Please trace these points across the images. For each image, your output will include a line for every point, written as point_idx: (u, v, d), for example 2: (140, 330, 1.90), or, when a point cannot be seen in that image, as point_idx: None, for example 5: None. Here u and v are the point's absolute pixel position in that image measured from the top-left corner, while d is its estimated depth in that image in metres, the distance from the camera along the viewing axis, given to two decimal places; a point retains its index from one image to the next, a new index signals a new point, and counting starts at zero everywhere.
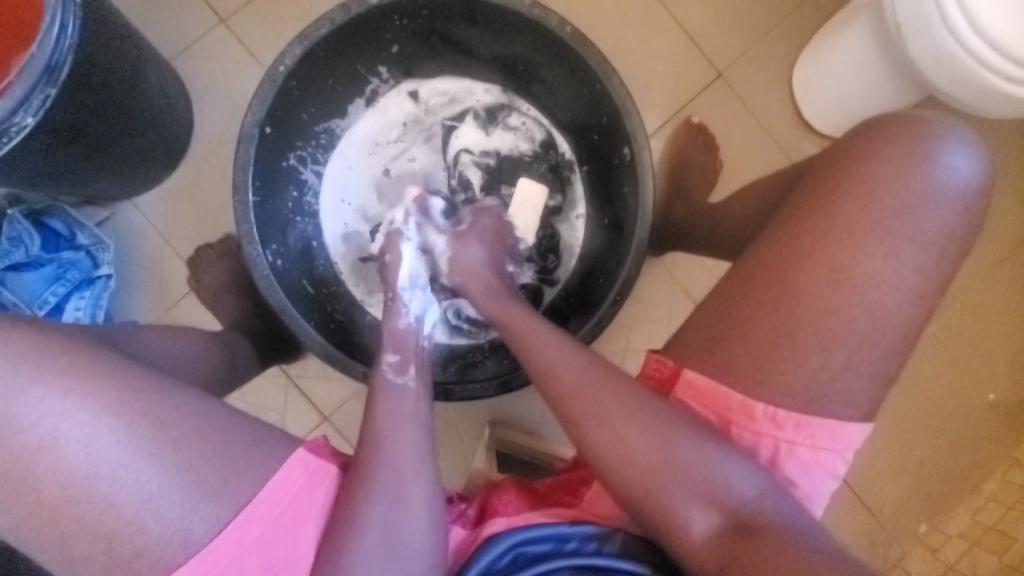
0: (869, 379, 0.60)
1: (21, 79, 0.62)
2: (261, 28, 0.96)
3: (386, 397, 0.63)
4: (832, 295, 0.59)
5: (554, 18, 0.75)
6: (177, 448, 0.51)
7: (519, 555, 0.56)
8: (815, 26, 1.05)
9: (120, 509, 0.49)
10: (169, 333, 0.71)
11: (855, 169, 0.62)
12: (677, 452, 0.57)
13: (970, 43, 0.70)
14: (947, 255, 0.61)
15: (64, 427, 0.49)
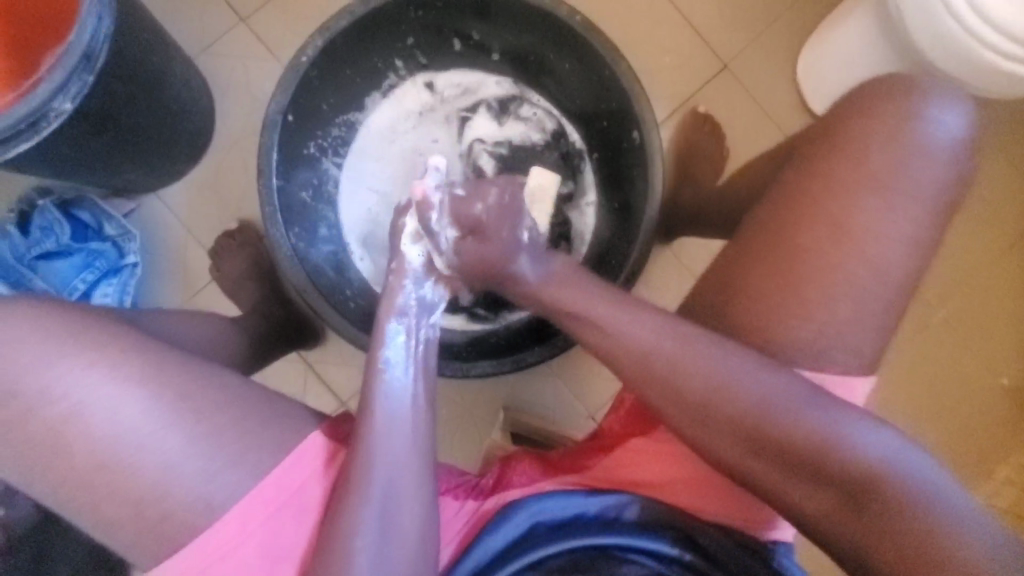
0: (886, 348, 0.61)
1: (59, 65, 0.65)
2: (280, 26, 1.00)
3: (385, 410, 0.56)
4: (861, 274, 0.60)
5: (563, 7, 0.78)
6: (197, 419, 0.53)
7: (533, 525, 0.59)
8: (817, 17, 1.07)
9: (156, 466, 0.51)
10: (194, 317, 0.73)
11: (846, 133, 0.63)
12: (761, 417, 0.55)
13: (970, 22, 0.71)
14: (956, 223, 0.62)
15: (92, 397, 0.51)
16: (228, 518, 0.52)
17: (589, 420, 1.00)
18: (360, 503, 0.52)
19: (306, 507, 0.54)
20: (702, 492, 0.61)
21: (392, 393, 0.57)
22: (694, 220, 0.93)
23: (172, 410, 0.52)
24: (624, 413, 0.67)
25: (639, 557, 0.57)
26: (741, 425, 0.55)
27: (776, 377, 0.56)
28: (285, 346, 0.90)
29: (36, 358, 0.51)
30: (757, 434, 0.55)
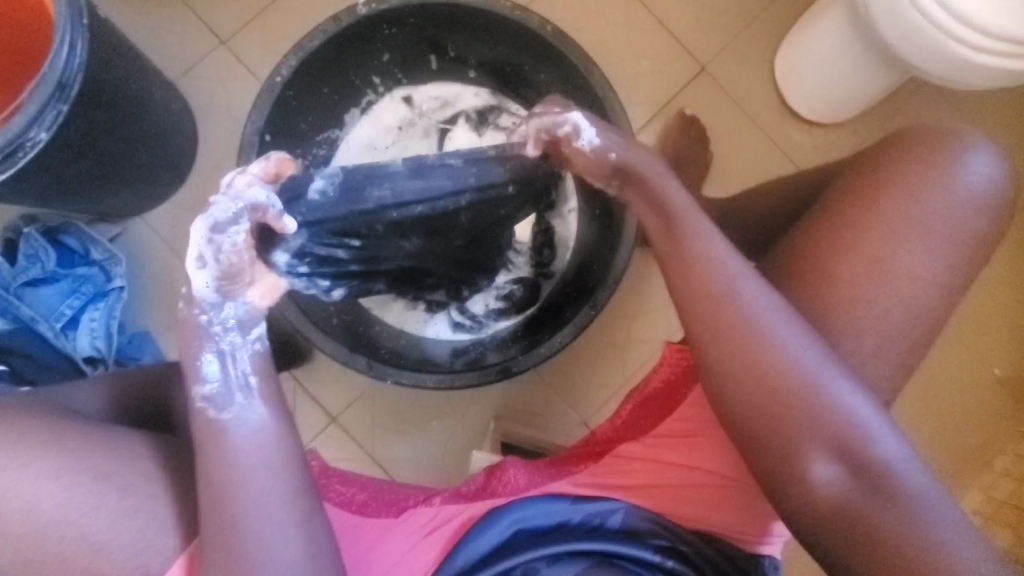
0: (876, 348, 0.59)
1: (34, 96, 0.66)
2: (260, 48, 1.01)
3: (230, 443, 0.51)
4: (839, 270, 0.60)
5: (535, 18, 0.79)
6: (121, 494, 0.53)
7: (520, 532, 0.59)
8: (792, 18, 1.08)
9: (111, 518, 0.52)
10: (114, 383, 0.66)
11: (890, 169, 0.62)
12: (810, 397, 0.53)
13: (939, 18, 0.71)
14: (942, 219, 0.60)
15: (31, 461, 0.51)
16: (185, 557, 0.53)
17: (581, 427, 1.00)
18: (245, 530, 0.49)
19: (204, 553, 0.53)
20: (697, 503, 0.60)
21: (232, 426, 0.52)
22: None
23: (109, 478, 0.53)
24: (621, 423, 0.67)
25: (626, 563, 0.57)
26: (762, 404, 0.54)
27: (828, 361, 0.54)
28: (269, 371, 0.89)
29: None
30: (777, 418, 0.53)
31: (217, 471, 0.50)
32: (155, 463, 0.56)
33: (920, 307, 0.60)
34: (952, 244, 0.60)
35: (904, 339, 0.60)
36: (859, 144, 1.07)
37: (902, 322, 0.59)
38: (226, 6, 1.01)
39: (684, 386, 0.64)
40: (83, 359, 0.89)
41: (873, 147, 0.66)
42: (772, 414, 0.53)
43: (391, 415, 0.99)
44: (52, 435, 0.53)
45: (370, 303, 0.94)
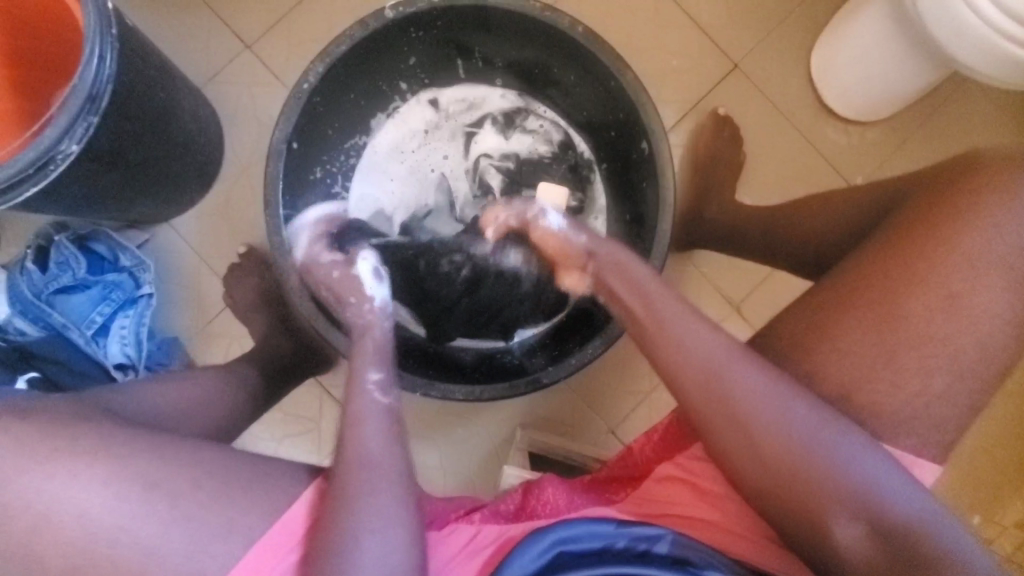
0: (924, 369, 0.57)
1: (65, 110, 0.65)
2: (285, 51, 1.00)
3: (363, 412, 0.58)
4: (883, 285, 0.59)
5: (566, 19, 0.77)
6: (169, 500, 0.51)
7: (563, 553, 0.55)
8: (828, 12, 1.04)
9: (156, 530, 0.50)
10: (168, 386, 0.68)
11: (951, 190, 0.61)
12: (801, 464, 0.54)
13: (994, 20, 0.68)
14: (995, 232, 0.58)
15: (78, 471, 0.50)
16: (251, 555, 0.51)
17: (609, 435, 0.99)
18: (359, 493, 0.52)
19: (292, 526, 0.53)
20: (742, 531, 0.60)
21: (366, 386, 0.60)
22: (761, 249, 0.85)
23: (159, 481, 0.51)
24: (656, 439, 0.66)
25: None
26: (771, 465, 0.55)
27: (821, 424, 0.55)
28: (293, 380, 0.86)
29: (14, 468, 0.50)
30: (781, 477, 0.55)
31: (350, 435, 0.56)
32: (201, 466, 0.53)
33: (974, 324, 0.57)
34: (1007, 258, 0.58)
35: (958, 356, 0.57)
36: (900, 145, 1.03)
37: (953, 339, 0.57)
38: (250, 8, 1.00)
39: None
40: (114, 366, 0.89)
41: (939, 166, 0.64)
42: (781, 475, 0.55)
43: (419, 420, 0.98)
44: (101, 436, 0.53)
45: None
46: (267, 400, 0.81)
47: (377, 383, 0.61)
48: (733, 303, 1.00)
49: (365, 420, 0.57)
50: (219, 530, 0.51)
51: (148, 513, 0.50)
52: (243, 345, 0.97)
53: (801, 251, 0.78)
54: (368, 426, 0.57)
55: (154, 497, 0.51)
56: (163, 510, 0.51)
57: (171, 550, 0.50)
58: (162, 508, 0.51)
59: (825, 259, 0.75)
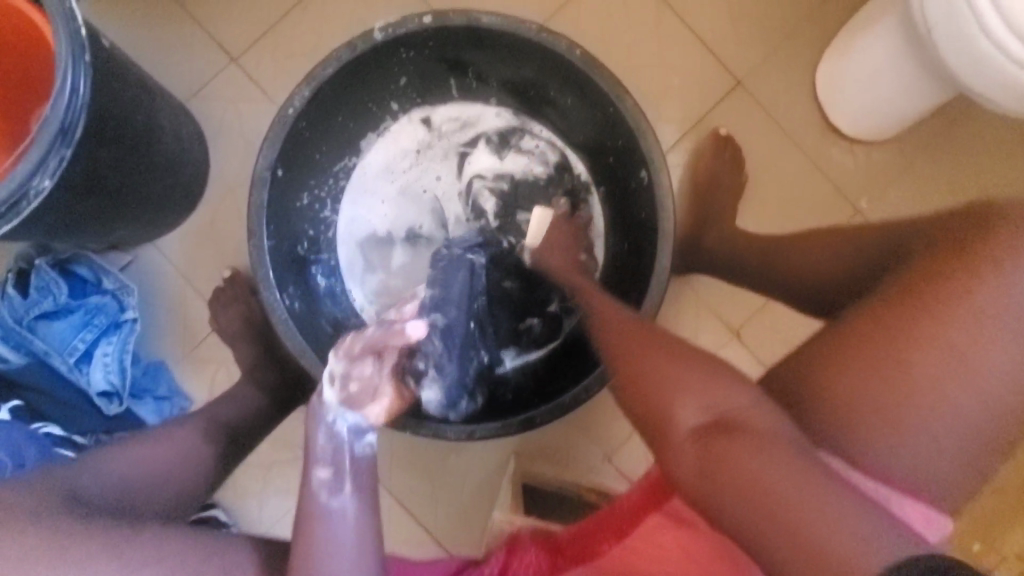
0: None
1: (36, 144, 0.62)
2: (272, 66, 0.96)
3: (328, 520, 0.55)
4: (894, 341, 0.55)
5: (563, 41, 0.73)
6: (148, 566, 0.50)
7: None
8: (836, 27, 1.00)
9: None
10: (143, 444, 0.67)
11: (959, 238, 0.57)
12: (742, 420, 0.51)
13: (1014, 52, 0.64)
14: None
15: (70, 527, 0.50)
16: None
17: (604, 463, 0.97)
18: None
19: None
20: None
21: (333, 437, 0.61)
22: (761, 280, 0.81)
23: None
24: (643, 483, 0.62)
25: None
26: (640, 361, 0.58)
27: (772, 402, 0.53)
28: (280, 415, 0.84)
29: None
30: (647, 369, 0.56)
31: (308, 549, 0.53)
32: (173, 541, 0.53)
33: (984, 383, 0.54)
34: None
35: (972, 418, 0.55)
36: (907, 167, 1.00)
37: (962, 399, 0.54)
38: (237, 20, 0.96)
39: None
40: (97, 393, 0.87)
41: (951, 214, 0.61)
42: (644, 367, 0.57)
43: (411, 447, 0.96)
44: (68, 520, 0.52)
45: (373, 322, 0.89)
46: (250, 439, 0.79)
47: (347, 494, 0.58)
48: (732, 328, 0.98)
49: (315, 538, 0.54)
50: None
51: None
52: (230, 370, 0.95)
53: (801, 286, 0.75)
54: (319, 546, 0.54)
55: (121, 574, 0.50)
56: None
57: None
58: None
59: (817, 295, 0.73)
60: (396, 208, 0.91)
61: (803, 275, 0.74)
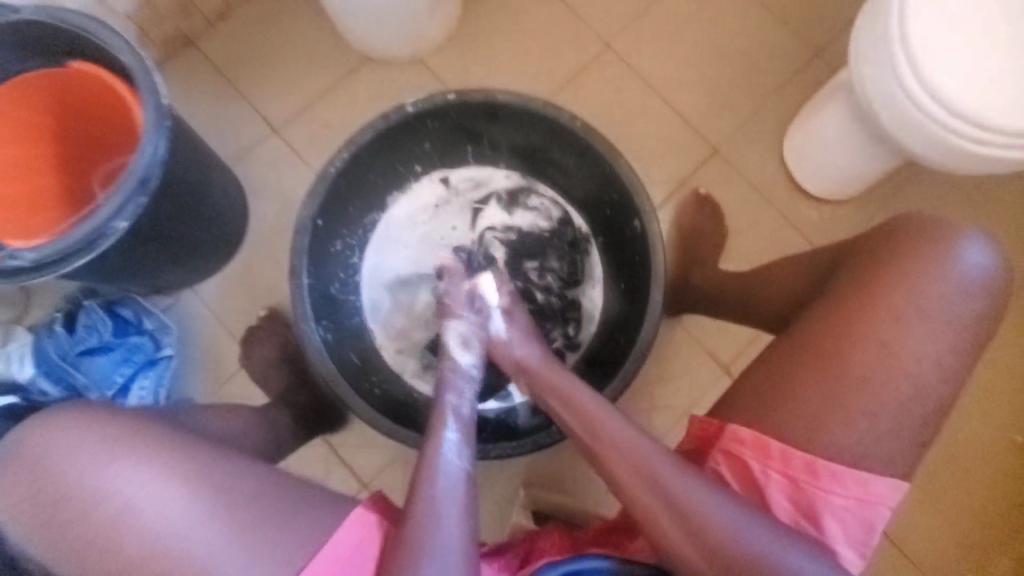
0: (894, 425, 0.63)
1: (118, 191, 0.73)
2: (309, 135, 1.10)
3: (441, 477, 0.62)
4: (858, 350, 0.64)
5: (564, 114, 0.88)
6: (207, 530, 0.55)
7: None
8: (796, 105, 1.17)
9: (203, 550, 0.54)
10: (220, 412, 0.80)
11: (888, 253, 0.68)
12: (716, 540, 0.58)
13: (936, 113, 0.79)
14: (952, 303, 0.65)
15: (145, 493, 0.55)
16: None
17: (608, 494, 1.02)
18: (421, 550, 0.55)
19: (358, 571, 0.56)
20: None
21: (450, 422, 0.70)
22: (741, 311, 0.92)
23: (212, 508, 0.56)
24: None
25: None
26: (676, 527, 0.59)
27: (744, 512, 0.59)
28: (315, 429, 0.95)
29: (102, 465, 0.56)
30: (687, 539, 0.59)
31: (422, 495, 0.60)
32: (261, 481, 0.59)
33: (933, 384, 0.64)
34: (961, 325, 0.65)
35: (925, 415, 0.64)
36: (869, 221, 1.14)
37: (915, 398, 0.63)
38: (280, 97, 1.11)
39: (710, 455, 0.67)
40: None
41: (873, 229, 0.72)
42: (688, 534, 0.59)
43: None
44: (179, 452, 0.58)
45: (387, 355, 0.98)
46: (295, 439, 0.91)
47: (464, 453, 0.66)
48: (721, 364, 1.08)
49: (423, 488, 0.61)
50: (274, 538, 0.55)
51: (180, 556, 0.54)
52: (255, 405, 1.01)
53: (770, 312, 0.85)
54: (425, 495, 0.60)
55: (221, 507, 0.56)
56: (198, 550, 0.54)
57: (235, 551, 0.54)
58: (215, 517, 0.55)
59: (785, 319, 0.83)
60: (416, 258, 1.02)
61: (768, 302, 0.85)
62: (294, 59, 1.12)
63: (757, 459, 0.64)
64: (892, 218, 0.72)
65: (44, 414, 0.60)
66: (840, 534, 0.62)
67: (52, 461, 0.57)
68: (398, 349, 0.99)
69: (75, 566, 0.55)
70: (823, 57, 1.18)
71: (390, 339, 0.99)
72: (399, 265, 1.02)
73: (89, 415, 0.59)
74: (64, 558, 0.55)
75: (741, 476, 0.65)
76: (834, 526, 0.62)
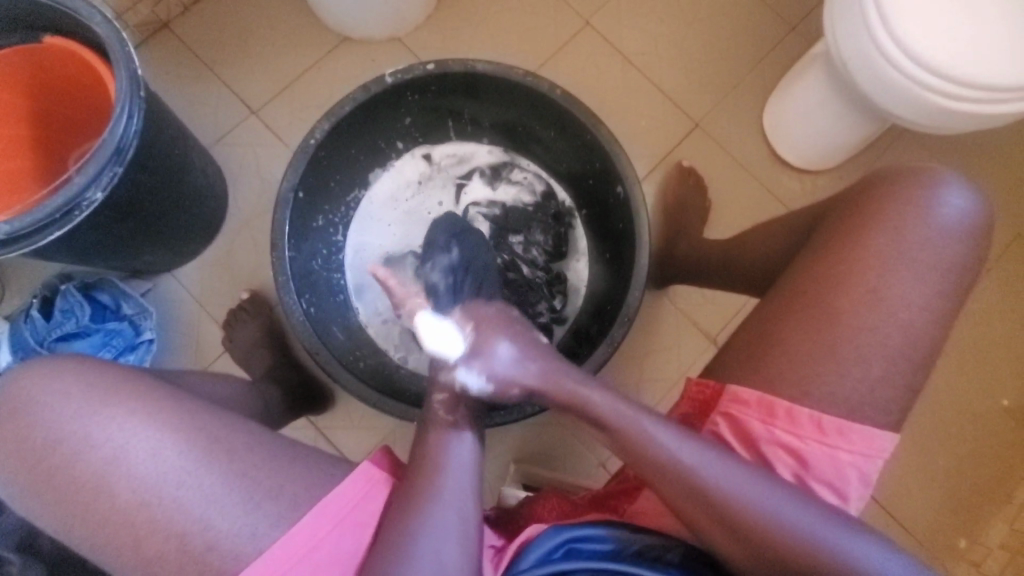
0: (883, 374, 0.63)
1: (93, 160, 0.72)
2: (288, 116, 1.09)
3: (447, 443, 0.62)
4: (842, 298, 0.64)
5: (545, 83, 0.87)
6: (195, 483, 0.54)
7: (572, 549, 0.57)
8: (775, 78, 1.18)
9: (201, 498, 0.54)
10: (209, 376, 0.78)
11: (869, 205, 0.68)
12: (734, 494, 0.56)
13: (912, 72, 0.80)
14: (934, 252, 0.65)
15: (135, 441, 0.54)
16: (298, 527, 0.54)
17: (600, 468, 1.01)
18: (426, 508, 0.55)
19: (361, 525, 0.57)
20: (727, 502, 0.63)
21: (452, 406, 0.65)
22: (725, 276, 0.92)
23: (204, 455, 0.55)
24: None
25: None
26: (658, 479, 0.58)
27: (769, 484, 0.57)
28: (304, 409, 0.95)
29: (90, 413, 0.55)
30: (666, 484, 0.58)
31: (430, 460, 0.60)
32: (254, 435, 0.58)
33: (918, 332, 0.64)
34: (944, 274, 0.65)
35: (912, 364, 0.64)
36: None
37: (901, 347, 0.63)
38: (257, 78, 1.10)
39: (709, 416, 0.66)
40: None
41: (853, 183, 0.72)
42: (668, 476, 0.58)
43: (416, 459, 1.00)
44: (173, 402, 0.57)
45: (372, 332, 0.98)
46: (285, 415, 0.91)
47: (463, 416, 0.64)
48: (709, 336, 1.08)
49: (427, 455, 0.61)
50: (271, 492, 0.55)
51: (162, 516, 0.53)
52: None
53: (752, 274, 0.86)
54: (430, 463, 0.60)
55: (216, 457, 0.55)
56: (186, 507, 0.53)
57: (231, 500, 0.54)
58: (210, 464, 0.55)
59: (772, 274, 0.82)
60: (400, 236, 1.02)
61: (750, 264, 0.86)
62: (271, 41, 1.11)
63: (758, 415, 0.63)
64: (873, 173, 0.72)
65: (30, 364, 0.58)
66: (843, 488, 0.62)
67: (39, 409, 0.55)
68: (388, 329, 0.98)
69: (63, 513, 0.54)
70: (800, 31, 1.19)
71: (375, 317, 0.98)
72: (383, 242, 1.01)
73: (73, 362, 0.58)
74: (54, 506, 0.54)
75: (741, 437, 0.64)
76: (838, 481, 0.62)
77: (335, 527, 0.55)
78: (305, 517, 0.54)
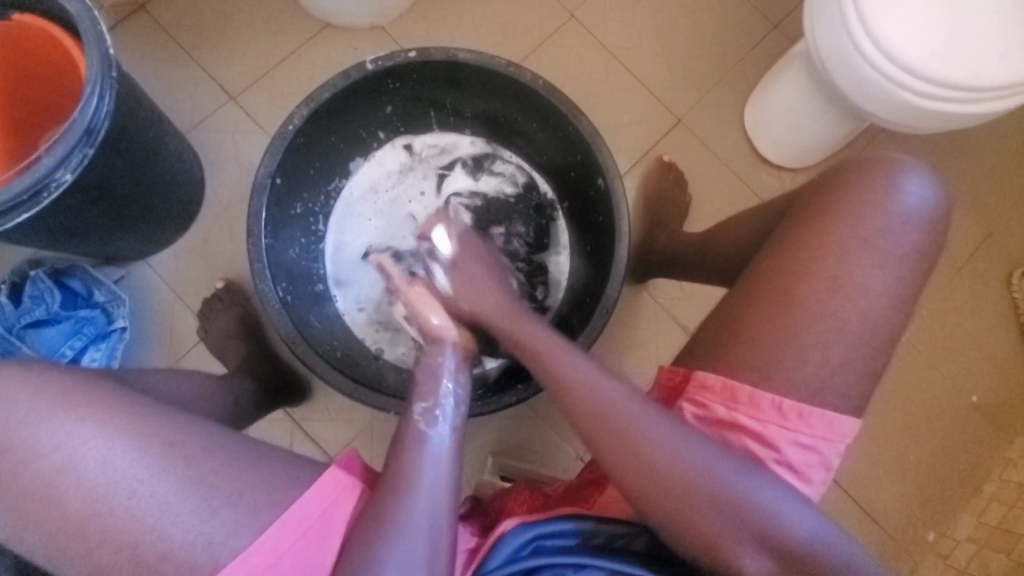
0: (851, 366, 0.64)
1: (63, 141, 0.70)
2: (267, 102, 1.08)
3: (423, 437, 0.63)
4: (814, 292, 0.65)
5: (527, 73, 0.86)
6: (159, 474, 0.54)
7: (538, 547, 0.57)
8: (756, 75, 1.19)
9: (163, 493, 0.53)
10: (175, 375, 0.76)
11: (838, 198, 0.69)
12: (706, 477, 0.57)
13: (886, 70, 0.81)
14: (903, 246, 0.66)
15: (96, 433, 0.54)
16: (262, 538, 0.53)
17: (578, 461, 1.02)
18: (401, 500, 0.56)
19: (326, 535, 0.57)
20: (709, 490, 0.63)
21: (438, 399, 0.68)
22: (701, 269, 0.93)
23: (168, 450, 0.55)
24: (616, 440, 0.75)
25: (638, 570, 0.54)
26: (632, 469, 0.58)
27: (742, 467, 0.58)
28: (278, 402, 0.94)
29: (52, 405, 0.54)
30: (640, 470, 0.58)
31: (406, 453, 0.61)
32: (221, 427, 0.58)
33: (886, 324, 0.65)
34: (912, 268, 0.66)
35: (879, 356, 0.65)
36: None
37: (869, 339, 0.65)
38: (236, 63, 1.08)
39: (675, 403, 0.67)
40: None
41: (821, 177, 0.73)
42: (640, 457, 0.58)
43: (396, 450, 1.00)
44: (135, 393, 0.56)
45: (349, 320, 0.97)
46: (259, 409, 0.89)
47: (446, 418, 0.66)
48: (687, 331, 1.09)
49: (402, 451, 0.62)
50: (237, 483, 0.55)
51: (127, 504, 0.52)
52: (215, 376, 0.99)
53: (726, 266, 0.87)
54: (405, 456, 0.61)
55: (178, 453, 0.55)
56: (152, 494, 0.53)
57: (187, 505, 0.53)
58: (174, 457, 0.55)
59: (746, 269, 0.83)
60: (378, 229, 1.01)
61: (723, 258, 0.87)
62: (251, 26, 1.09)
63: (721, 400, 0.64)
64: (838, 164, 0.73)
65: None
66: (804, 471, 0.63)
67: None
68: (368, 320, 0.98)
69: (16, 514, 0.53)
70: (781, 29, 1.20)
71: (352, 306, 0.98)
72: (363, 233, 1.00)
73: None
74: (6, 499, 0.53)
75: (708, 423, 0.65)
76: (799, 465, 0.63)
77: (303, 537, 0.55)
78: (268, 527, 0.54)
